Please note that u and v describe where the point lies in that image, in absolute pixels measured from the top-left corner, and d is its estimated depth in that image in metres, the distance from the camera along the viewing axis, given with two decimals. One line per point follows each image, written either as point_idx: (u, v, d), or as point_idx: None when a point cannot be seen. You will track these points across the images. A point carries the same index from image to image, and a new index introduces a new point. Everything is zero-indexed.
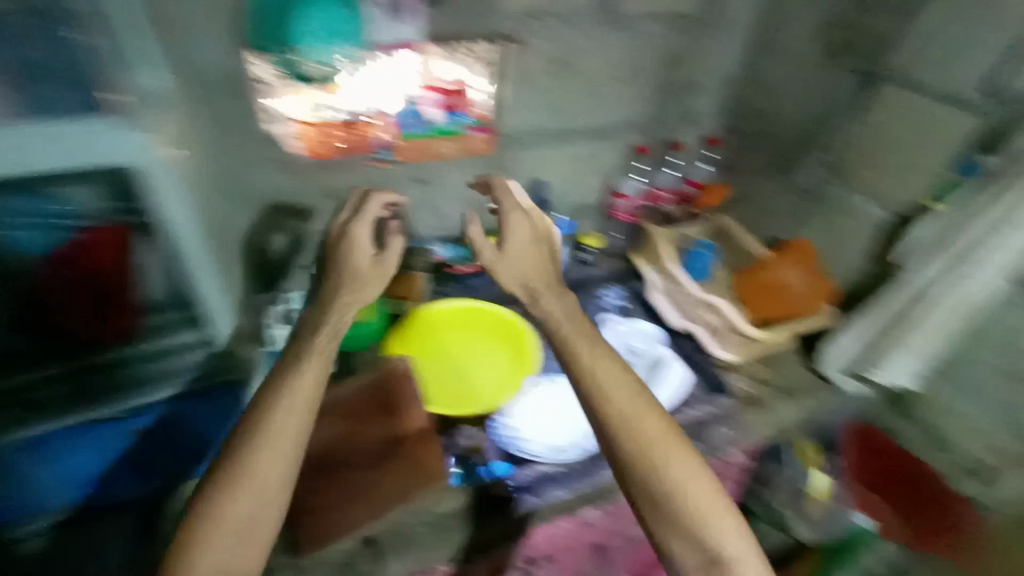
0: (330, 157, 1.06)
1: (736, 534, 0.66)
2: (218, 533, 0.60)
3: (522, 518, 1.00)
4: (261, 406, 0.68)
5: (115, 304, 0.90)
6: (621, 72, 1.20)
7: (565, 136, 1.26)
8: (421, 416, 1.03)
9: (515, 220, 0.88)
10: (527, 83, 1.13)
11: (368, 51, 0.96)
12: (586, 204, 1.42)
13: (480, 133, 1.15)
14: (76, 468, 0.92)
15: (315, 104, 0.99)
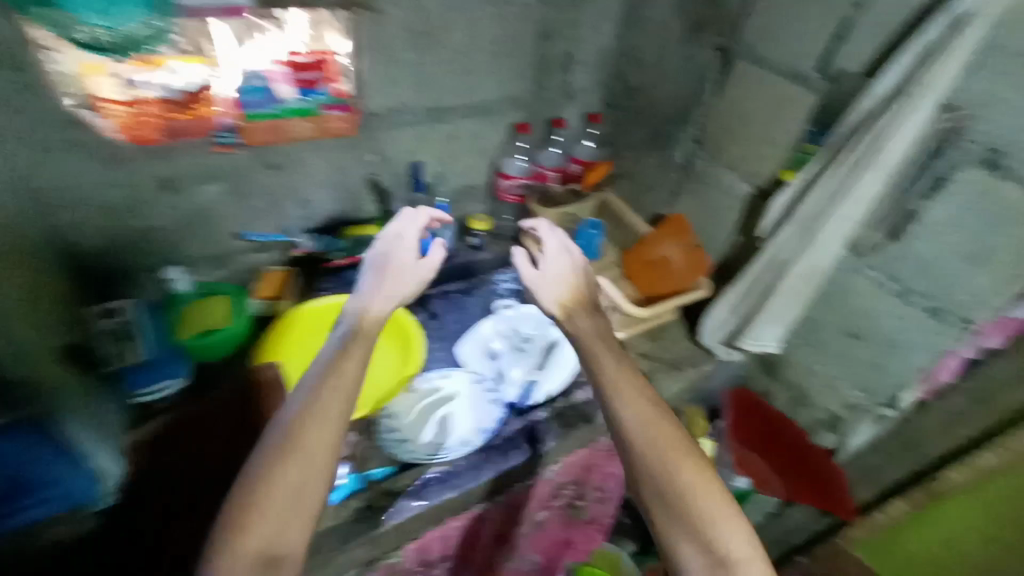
0: (159, 141, 0.91)
1: (764, 537, 0.63)
2: (255, 521, 0.55)
3: (402, 528, 0.93)
4: (298, 396, 0.65)
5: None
6: (488, 44, 1.13)
7: (439, 112, 1.19)
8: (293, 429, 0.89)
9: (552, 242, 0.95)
10: (384, 53, 1.03)
11: (174, 16, 0.82)
12: (469, 186, 1.37)
13: (338, 112, 1.04)
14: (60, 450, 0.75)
15: (126, 81, 0.83)
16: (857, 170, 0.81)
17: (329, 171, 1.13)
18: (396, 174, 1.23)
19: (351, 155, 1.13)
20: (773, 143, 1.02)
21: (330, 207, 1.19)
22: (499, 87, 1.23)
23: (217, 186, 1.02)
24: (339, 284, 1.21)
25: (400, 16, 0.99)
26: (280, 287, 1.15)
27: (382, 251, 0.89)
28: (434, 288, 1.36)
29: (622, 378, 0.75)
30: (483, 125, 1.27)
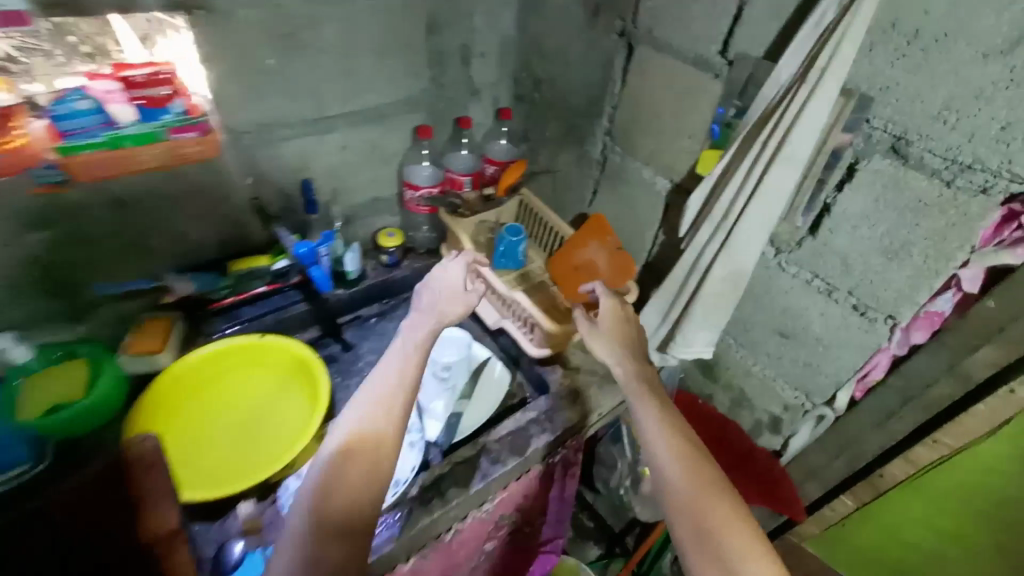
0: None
1: (752, 537, 0.67)
2: None
3: None
4: (335, 477, 0.68)
5: None
6: (368, 43, 1.00)
7: (322, 122, 1.05)
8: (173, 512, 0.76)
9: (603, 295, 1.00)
10: (240, 60, 0.88)
11: None
12: (373, 197, 1.23)
13: (190, 132, 0.88)
14: None
15: None
16: (769, 167, 0.74)
17: (196, 200, 0.97)
18: (284, 195, 1.08)
19: (221, 179, 0.98)
20: (684, 135, 0.94)
21: (208, 239, 1.03)
22: (391, 89, 1.10)
23: (50, 234, 0.85)
24: (232, 325, 1.08)
25: (251, 18, 0.85)
26: (159, 339, 0.98)
27: (433, 299, 0.93)
28: (346, 315, 1.24)
29: (634, 392, 0.84)
30: (380, 132, 1.14)
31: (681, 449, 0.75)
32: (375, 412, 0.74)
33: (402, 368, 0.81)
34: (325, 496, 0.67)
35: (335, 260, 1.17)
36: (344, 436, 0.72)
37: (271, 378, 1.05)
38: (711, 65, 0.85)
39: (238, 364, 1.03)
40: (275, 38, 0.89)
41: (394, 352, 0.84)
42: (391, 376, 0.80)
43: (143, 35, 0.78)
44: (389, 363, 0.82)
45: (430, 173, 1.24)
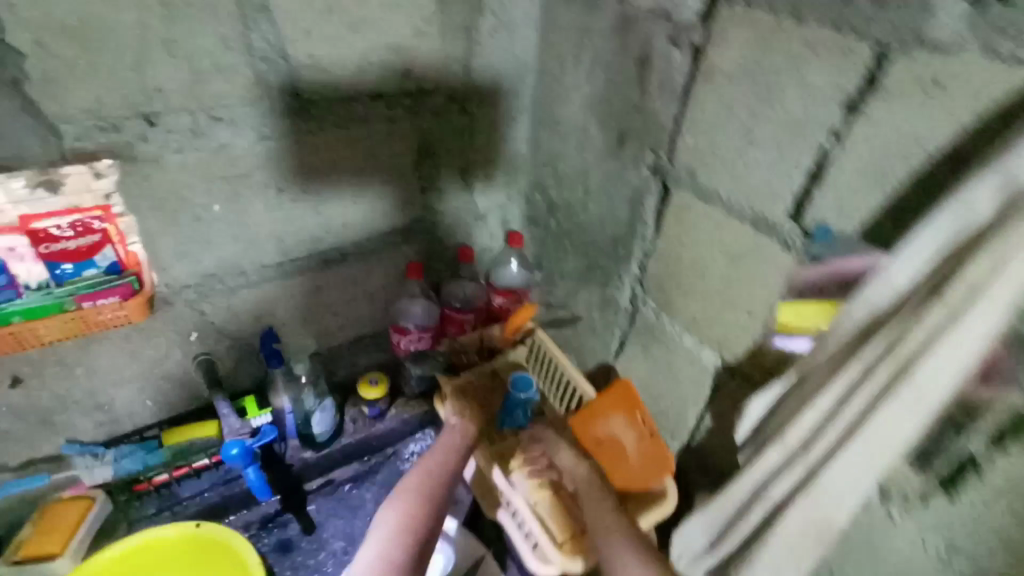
0: None
1: None
2: None
3: None
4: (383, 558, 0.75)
5: None
6: (341, 177, 0.84)
7: (289, 265, 0.87)
8: None
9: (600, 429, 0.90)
10: (171, 210, 0.72)
11: None
12: (359, 338, 1.04)
13: (108, 299, 0.71)
14: None
15: None
16: (880, 402, 0.47)
17: (123, 365, 0.79)
18: (240, 347, 0.89)
19: (157, 340, 0.80)
20: (743, 308, 0.72)
21: (139, 404, 0.84)
22: (373, 221, 0.92)
23: None
24: (164, 507, 0.86)
25: (183, 163, 0.70)
26: (60, 539, 0.77)
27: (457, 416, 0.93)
28: (316, 479, 0.98)
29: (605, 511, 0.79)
30: (362, 268, 0.96)
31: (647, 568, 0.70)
32: (426, 496, 0.83)
33: (444, 463, 0.87)
34: (376, 560, 0.75)
35: (302, 419, 0.94)
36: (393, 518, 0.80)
37: (208, 564, 0.81)
38: (779, 230, 0.64)
39: (167, 550, 0.81)
40: (218, 180, 0.74)
41: (439, 447, 0.90)
42: (438, 472, 0.86)
43: (91, 184, 0.67)
44: (431, 457, 0.89)
45: (424, 312, 1.03)
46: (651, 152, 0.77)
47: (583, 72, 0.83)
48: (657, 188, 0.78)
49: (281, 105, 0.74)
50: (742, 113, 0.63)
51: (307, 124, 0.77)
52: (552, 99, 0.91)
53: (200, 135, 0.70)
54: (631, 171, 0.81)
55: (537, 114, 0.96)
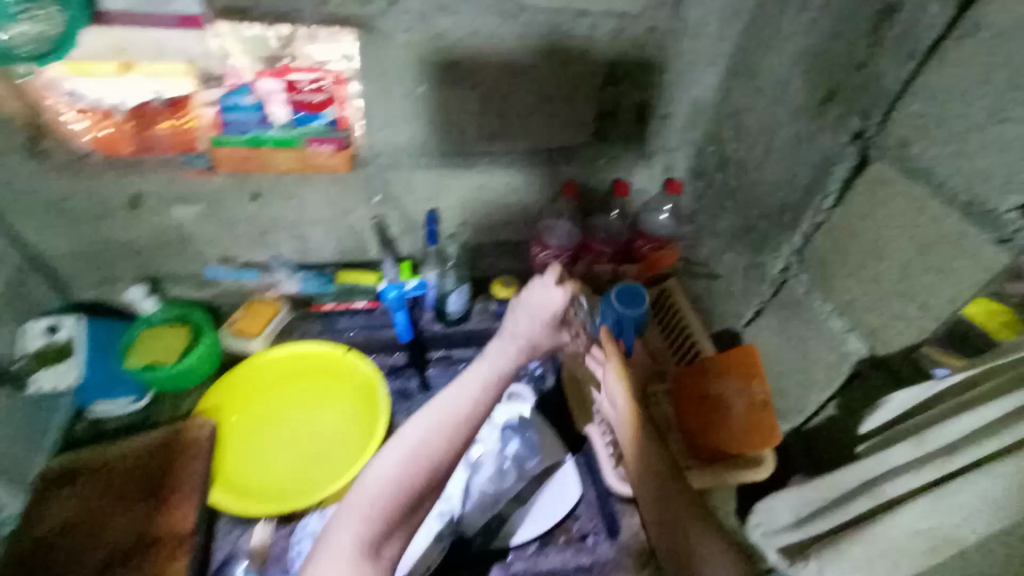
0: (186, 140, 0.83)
1: None
2: None
3: None
4: (428, 440, 0.70)
5: None
6: (530, 86, 0.90)
7: (467, 158, 0.97)
8: (193, 488, 0.79)
9: (718, 386, 0.90)
10: (392, 84, 0.84)
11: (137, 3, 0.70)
12: (503, 245, 1.13)
13: (324, 145, 0.88)
14: None
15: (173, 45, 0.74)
16: None
17: (323, 209, 0.96)
18: (408, 220, 1.02)
19: (351, 194, 0.95)
20: (915, 300, 0.66)
21: (326, 245, 1.02)
22: (548, 135, 0.98)
23: (192, 212, 0.90)
24: (322, 330, 1.05)
25: (407, 45, 0.81)
26: (258, 325, 0.99)
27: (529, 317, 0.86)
28: (439, 351, 1.10)
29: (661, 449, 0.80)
30: (522, 178, 1.02)
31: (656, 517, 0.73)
32: (435, 442, 0.70)
33: (471, 402, 0.75)
34: (429, 436, 0.70)
35: (440, 295, 1.07)
36: (385, 476, 0.67)
37: (346, 386, 0.97)
38: (1000, 224, 0.57)
39: (321, 364, 0.99)
40: (430, 67, 0.84)
41: (462, 386, 0.76)
42: (452, 420, 0.72)
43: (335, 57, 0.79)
44: (455, 388, 0.77)
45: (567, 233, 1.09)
46: (860, 117, 0.70)
47: (810, 15, 0.76)
48: (851, 159, 0.72)
49: (497, 5, 0.80)
50: (1002, 83, 0.55)
51: (516, 25, 0.83)
52: (763, 44, 0.87)
53: (426, 21, 0.79)
54: (828, 134, 0.75)
55: (739, 60, 0.92)
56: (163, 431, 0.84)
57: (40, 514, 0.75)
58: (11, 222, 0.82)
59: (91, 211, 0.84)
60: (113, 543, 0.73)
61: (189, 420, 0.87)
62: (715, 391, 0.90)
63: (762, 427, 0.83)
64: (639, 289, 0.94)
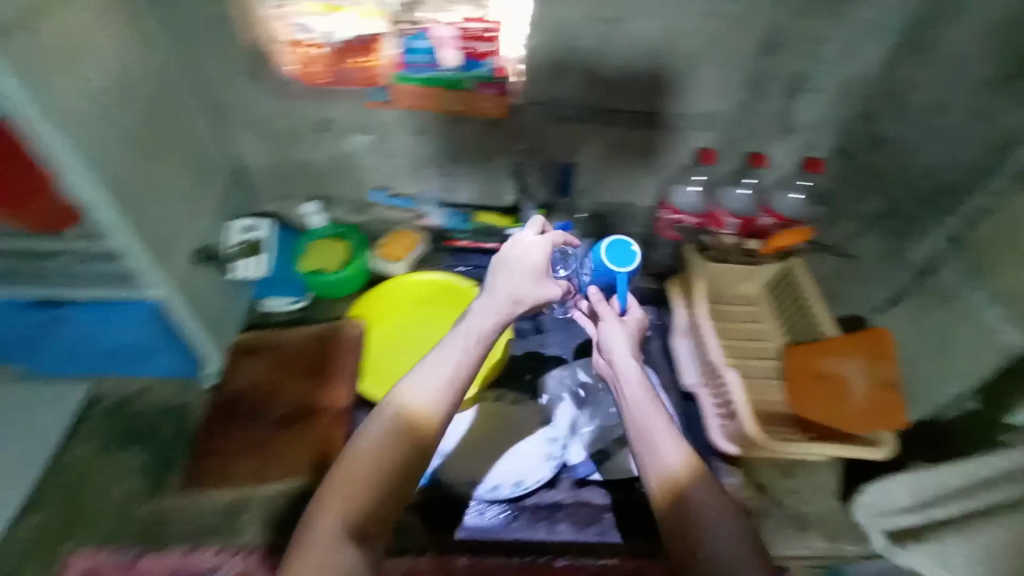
0: (373, 78, 0.92)
1: None
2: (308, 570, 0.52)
3: (407, 534, 0.86)
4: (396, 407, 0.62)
5: (20, 191, 0.66)
6: (689, 49, 0.91)
7: (613, 115, 1.00)
8: (347, 377, 0.95)
9: (841, 362, 0.93)
10: (558, 38, 0.89)
11: None
12: (629, 204, 1.16)
13: (487, 89, 0.95)
14: (85, 334, 0.85)
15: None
16: None
17: (473, 151, 1.04)
18: (546, 170, 1.08)
19: (500, 139, 1.02)
20: None
21: (469, 184, 1.10)
22: (696, 100, 0.98)
23: (364, 141, 1.01)
24: (455, 265, 1.15)
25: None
26: (401, 250, 1.10)
27: (502, 275, 0.75)
28: None
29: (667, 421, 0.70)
30: (662, 141, 1.04)
31: (667, 499, 0.63)
32: (410, 415, 0.61)
33: (450, 370, 0.65)
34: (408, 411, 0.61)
35: None
36: (390, 429, 0.60)
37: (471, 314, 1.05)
38: None
39: (451, 295, 1.07)
40: (596, 22, 0.87)
41: (438, 356, 0.66)
42: (430, 391, 0.63)
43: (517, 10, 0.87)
44: (428, 366, 0.65)
45: (697, 200, 1.11)
46: None
47: None
48: None
49: None
50: None
51: None
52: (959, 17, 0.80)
53: None
54: None
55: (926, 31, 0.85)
56: (325, 326, 1.00)
57: (233, 378, 0.95)
58: (229, 134, 0.98)
59: (288, 132, 0.98)
60: (292, 407, 0.92)
61: (343, 321, 1.01)
62: (838, 367, 0.93)
63: (885, 407, 0.87)
64: (627, 240, 0.84)
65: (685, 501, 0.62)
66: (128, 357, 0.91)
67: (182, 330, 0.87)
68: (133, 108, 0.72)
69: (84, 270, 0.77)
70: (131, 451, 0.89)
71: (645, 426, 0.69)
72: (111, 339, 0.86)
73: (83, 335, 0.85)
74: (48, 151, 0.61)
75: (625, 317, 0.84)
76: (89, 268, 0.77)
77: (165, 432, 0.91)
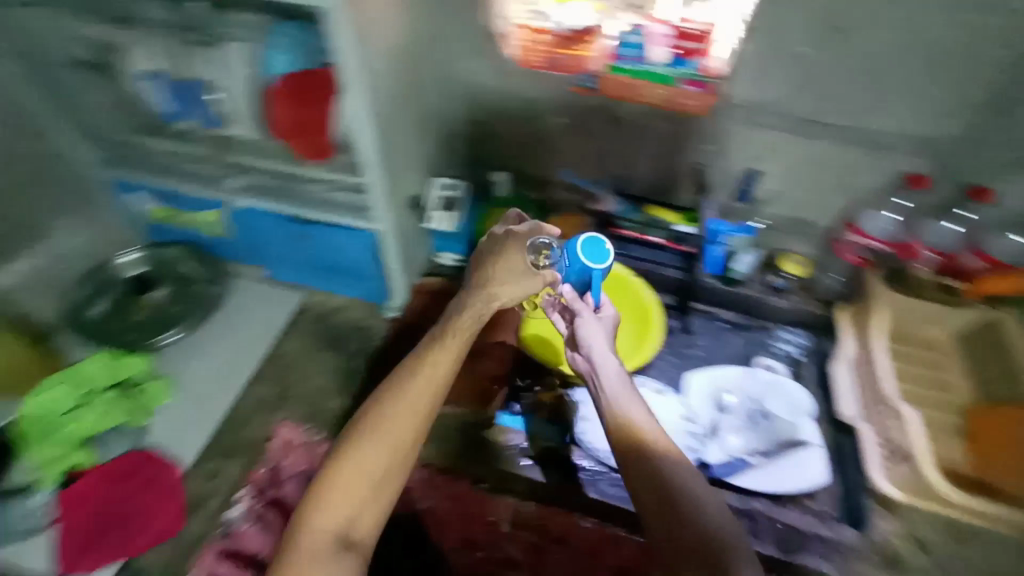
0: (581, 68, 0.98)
1: None
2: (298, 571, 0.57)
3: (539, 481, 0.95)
4: (367, 416, 0.64)
5: (310, 125, 0.88)
6: (922, 63, 0.85)
7: (816, 125, 0.97)
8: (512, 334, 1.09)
9: None
10: (776, 41, 0.89)
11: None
12: (809, 223, 1.11)
13: (693, 87, 0.96)
14: (315, 250, 1.06)
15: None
16: None
17: (657, 144, 1.08)
18: (726, 175, 1.08)
19: (689, 136, 1.05)
20: None
21: (645, 177, 1.14)
22: (916, 119, 0.91)
23: (558, 123, 1.10)
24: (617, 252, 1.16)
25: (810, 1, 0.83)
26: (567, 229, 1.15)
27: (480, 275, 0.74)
28: (703, 304, 1.17)
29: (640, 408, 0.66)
30: (863, 159, 0.98)
31: (649, 493, 0.58)
32: (374, 427, 0.62)
33: (415, 382, 0.65)
34: (372, 427, 0.63)
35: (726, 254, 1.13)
36: (362, 440, 0.62)
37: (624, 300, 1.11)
38: None
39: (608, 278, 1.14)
40: (820, 28, 0.85)
41: (402, 373, 0.66)
42: (394, 407, 0.63)
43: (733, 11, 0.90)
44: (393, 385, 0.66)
45: (891, 228, 1.03)
46: None
47: None
48: None
49: None
50: None
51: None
52: None
53: None
54: None
55: None
56: None
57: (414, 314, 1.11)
58: (447, 102, 1.12)
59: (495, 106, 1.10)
60: None
61: None
62: None
63: None
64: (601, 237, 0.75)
65: (668, 495, 0.57)
66: (339, 276, 1.11)
67: (387, 267, 1.03)
68: (402, 68, 0.87)
69: (337, 196, 0.97)
70: (329, 354, 1.08)
71: (626, 417, 0.64)
72: (335, 260, 1.06)
73: (314, 251, 1.06)
74: (350, 90, 0.77)
75: (600, 312, 0.77)
76: (341, 194, 0.97)
77: (354, 345, 1.09)
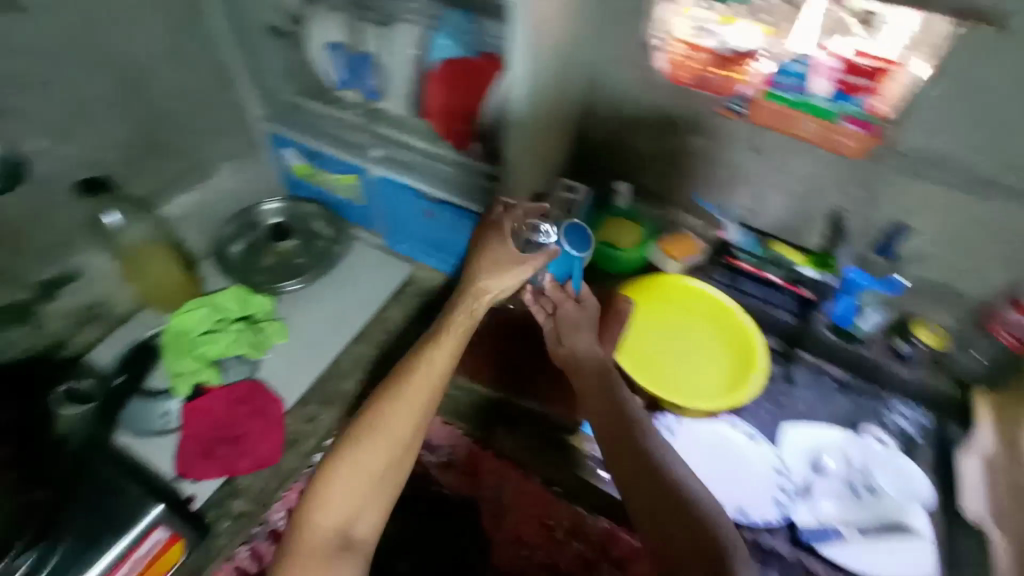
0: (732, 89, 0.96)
1: None
2: (306, 560, 0.61)
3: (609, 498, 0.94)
4: (367, 416, 0.68)
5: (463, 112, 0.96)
6: None
7: (994, 188, 0.86)
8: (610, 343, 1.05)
9: None
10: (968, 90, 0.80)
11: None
12: (958, 292, 1.00)
13: (856, 127, 0.90)
14: (435, 227, 1.12)
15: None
16: None
17: (797, 181, 1.01)
18: (870, 224, 1.00)
19: (836, 178, 0.97)
20: None
21: (775, 212, 1.08)
22: None
23: (693, 143, 1.07)
24: (727, 284, 1.13)
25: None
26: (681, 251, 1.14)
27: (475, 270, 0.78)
28: (813, 355, 1.09)
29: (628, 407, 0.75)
30: None
31: (638, 485, 0.66)
32: (369, 427, 0.67)
33: (412, 387, 0.69)
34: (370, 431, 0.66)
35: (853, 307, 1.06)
36: (363, 439, 0.66)
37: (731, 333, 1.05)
38: None
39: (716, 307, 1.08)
40: None
41: (395, 380, 0.70)
42: (392, 410, 0.67)
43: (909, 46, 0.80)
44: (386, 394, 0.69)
45: None
46: None
47: None
48: None
49: None
50: None
51: None
52: None
53: None
54: None
55: None
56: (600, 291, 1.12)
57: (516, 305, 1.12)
58: (584, 105, 1.13)
59: (631, 116, 1.09)
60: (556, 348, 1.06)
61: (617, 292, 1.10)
62: None
63: None
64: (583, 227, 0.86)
65: (658, 486, 0.65)
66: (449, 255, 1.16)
67: None
68: (553, 68, 0.89)
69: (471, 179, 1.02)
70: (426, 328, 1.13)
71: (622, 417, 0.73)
72: (450, 240, 1.12)
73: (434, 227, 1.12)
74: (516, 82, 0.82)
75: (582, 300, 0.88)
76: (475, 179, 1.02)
77: None
